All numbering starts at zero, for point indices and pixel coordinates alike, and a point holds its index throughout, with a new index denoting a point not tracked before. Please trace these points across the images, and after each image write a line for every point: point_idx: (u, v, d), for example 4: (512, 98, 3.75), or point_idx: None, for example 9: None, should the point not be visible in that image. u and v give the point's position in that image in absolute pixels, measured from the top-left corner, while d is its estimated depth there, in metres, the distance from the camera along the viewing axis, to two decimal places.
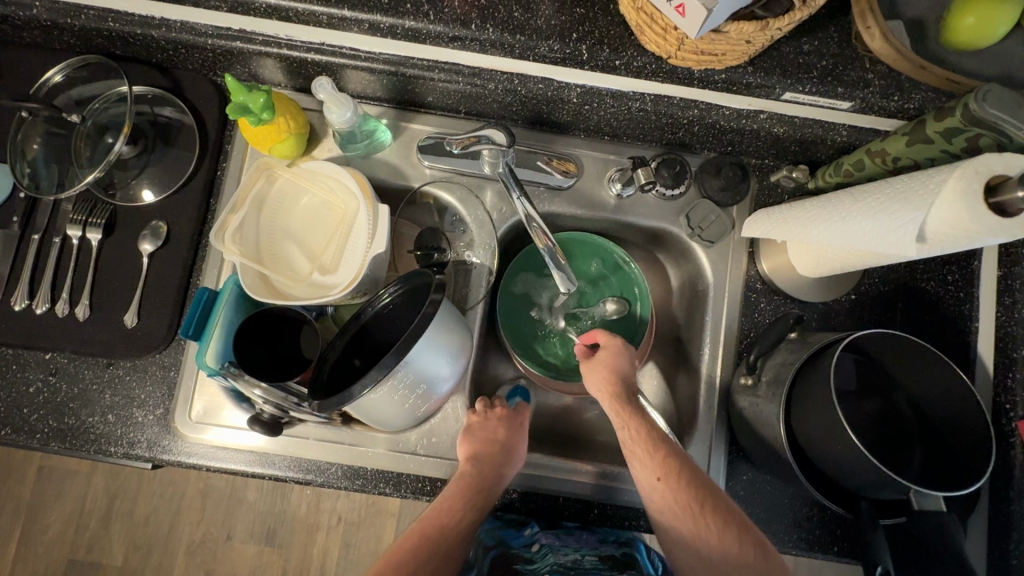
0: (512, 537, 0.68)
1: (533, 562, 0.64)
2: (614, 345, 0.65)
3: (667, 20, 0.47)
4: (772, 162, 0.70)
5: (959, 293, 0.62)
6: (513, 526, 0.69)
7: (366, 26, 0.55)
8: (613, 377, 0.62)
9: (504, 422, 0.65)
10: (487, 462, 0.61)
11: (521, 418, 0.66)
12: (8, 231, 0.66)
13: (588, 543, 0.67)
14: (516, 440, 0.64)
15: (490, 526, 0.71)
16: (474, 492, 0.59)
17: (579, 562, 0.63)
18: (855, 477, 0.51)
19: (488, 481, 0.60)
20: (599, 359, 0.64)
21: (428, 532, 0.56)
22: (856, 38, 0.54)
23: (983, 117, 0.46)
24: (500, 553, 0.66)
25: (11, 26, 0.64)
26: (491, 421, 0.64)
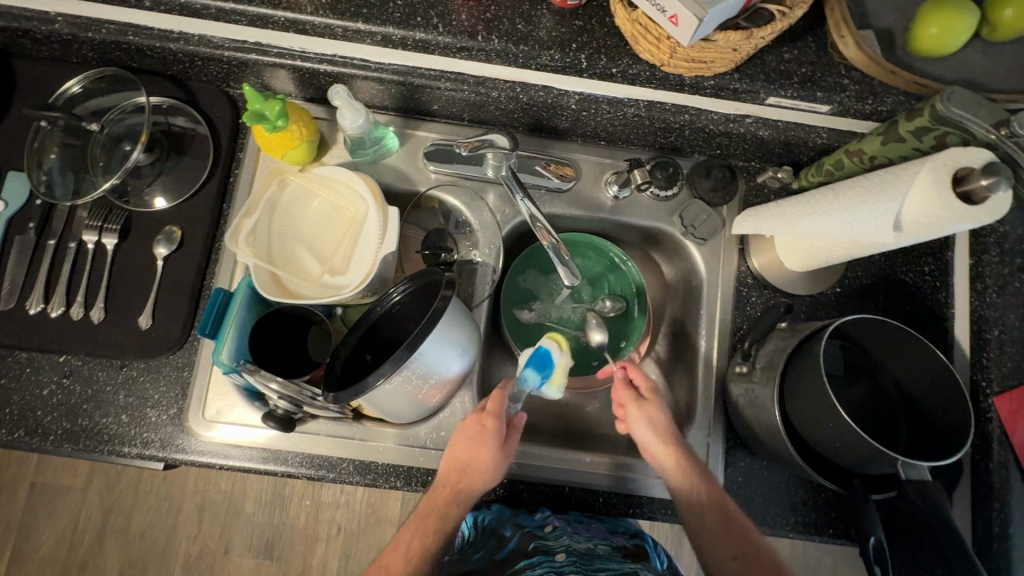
0: (527, 521, 0.68)
1: (549, 542, 0.66)
2: (658, 392, 0.66)
3: (661, 31, 0.51)
4: (758, 164, 0.74)
5: (937, 281, 0.68)
6: (524, 511, 0.69)
7: (379, 38, 0.59)
8: (668, 426, 0.64)
9: (468, 433, 0.62)
10: (448, 485, 0.61)
11: (487, 423, 0.61)
12: (24, 238, 0.68)
13: (600, 533, 0.68)
14: (478, 452, 0.60)
15: (500, 513, 0.70)
16: (430, 518, 0.60)
17: (591, 550, 0.66)
18: (848, 454, 0.55)
19: (441, 506, 0.60)
20: (654, 412, 0.64)
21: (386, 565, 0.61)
22: (831, 47, 0.59)
23: (949, 116, 0.51)
24: (517, 538, 0.67)
25: (31, 40, 0.66)
26: (459, 433, 0.62)
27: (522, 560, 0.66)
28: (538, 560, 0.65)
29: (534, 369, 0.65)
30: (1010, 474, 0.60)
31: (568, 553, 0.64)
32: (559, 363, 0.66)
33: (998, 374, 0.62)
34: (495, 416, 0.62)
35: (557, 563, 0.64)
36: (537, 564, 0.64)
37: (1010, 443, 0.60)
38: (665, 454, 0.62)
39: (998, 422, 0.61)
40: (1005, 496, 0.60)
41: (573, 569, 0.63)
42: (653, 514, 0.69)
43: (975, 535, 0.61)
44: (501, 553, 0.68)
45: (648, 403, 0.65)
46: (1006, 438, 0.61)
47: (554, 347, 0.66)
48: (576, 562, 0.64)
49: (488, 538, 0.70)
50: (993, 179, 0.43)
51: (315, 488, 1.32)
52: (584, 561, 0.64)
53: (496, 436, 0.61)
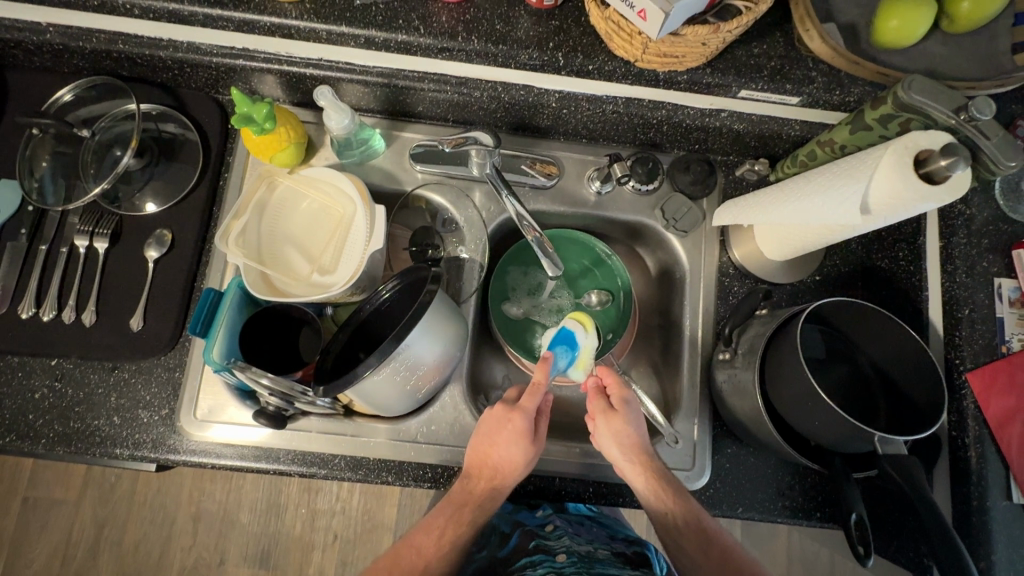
0: (527, 518, 0.75)
1: (549, 541, 0.70)
2: (629, 405, 0.63)
3: (632, 27, 0.53)
4: (736, 158, 0.76)
5: (911, 266, 0.69)
6: (526, 508, 0.76)
7: (362, 41, 0.61)
8: (637, 443, 0.61)
9: (501, 428, 0.61)
10: (482, 477, 0.61)
11: (521, 419, 0.61)
12: (16, 243, 0.69)
13: (600, 540, 0.73)
14: (513, 447, 0.60)
15: (503, 512, 0.76)
16: (464, 510, 0.61)
17: (592, 552, 0.69)
18: (827, 432, 0.56)
19: (478, 500, 0.61)
20: (617, 428, 0.61)
21: (413, 552, 0.62)
22: (798, 42, 0.61)
23: (911, 103, 0.53)
24: (518, 535, 0.73)
25: (23, 51, 0.68)
26: (489, 425, 0.62)
27: (524, 558, 0.69)
28: (539, 558, 0.68)
29: (559, 350, 0.65)
30: (985, 448, 0.62)
31: (568, 553, 0.68)
32: (585, 346, 0.65)
33: (970, 352, 0.64)
34: (529, 411, 0.61)
35: (558, 563, 0.66)
36: (538, 563, 0.67)
37: (984, 417, 0.62)
38: (633, 469, 0.61)
39: (971, 398, 0.63)
40: (982, 470, 0.61)
41: (573, 568, 0.65)
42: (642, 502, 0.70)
43: (956, 510, 0.63)
44: (503, 551, 0.72)
45: (616, 421, 0.61)
46: (981, 414, 0.62)
47: (579, 329, 0.65)
48: (577, 562, 0.66)
49: (489, 535, 0.75)
50: (952, 159, 0.46)
51: (310, 496, 1.32)
52: (584, 559, 0.67)
53: (531, 432, 0.61)
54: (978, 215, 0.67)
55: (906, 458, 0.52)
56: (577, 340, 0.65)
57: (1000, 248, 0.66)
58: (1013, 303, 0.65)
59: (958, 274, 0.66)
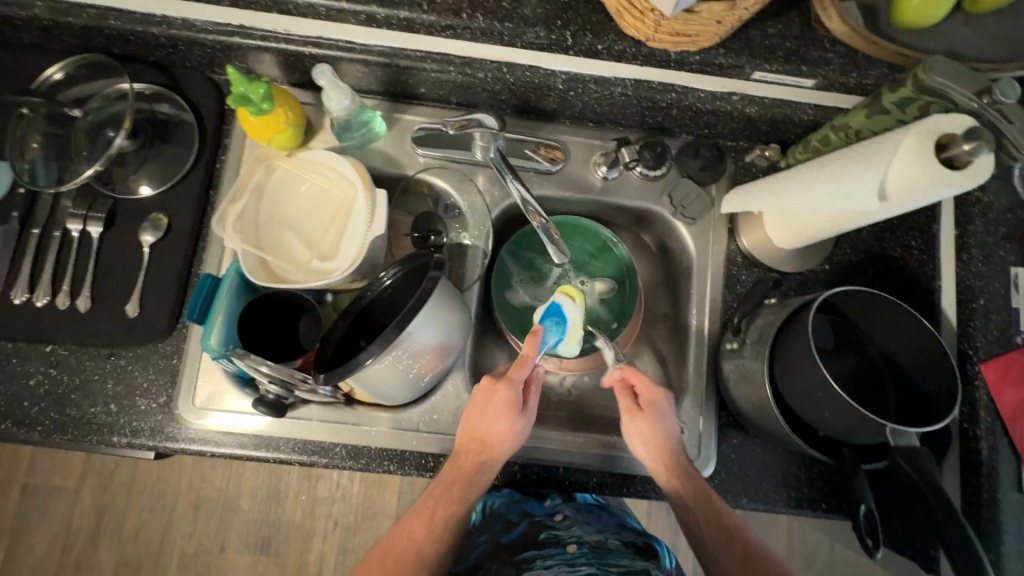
0: (536, 508, 0.73)
1: (558, 532, 0.71)
2: (659, 400, 0.63)
3: (645, 4, 0.51)
4: (746, 143, 0.74)
5: (923, 255, 0.69)
6: (536, 497, 0.74)
7: (364, 18, 0.59)
8: (665, 438, 0.62)
9: (488, 403, 0.61)
10: (471, 455, 0.61)
11: (506, 390, 0.61)
12: (7, 227, 0.67)
13: (610, 528, 0.73)
14: (500, 421, 0.61)
15: (512, 500, 0.74)
16: (454, 489, 0.61)
17: (603, 542, 0.70)
18: (838, 424, 0.55)
19: (468, 477, 0.61)
20: (646, 421, 0.62)
21: (409, 536, 0.61)
22: (815, 22, 0.59)
23: (932, 85, 0.51)
24: (526, 526, 0.72)
25: (11, 27, 0.66)
26: (477, 401, 0.62)
27: (534, 549, 0.69)
28: (551, 551, 0.69)
29: (548, 324, 0.66)
30: (997, 440, 0.61)
31: (578, 544, 0.69)
32: (574, 318, 0.66)
33: (983, 342, 0.63)
34: (517, 383, 0.61)
35: (568, 555, 0.68)
36: (550, 556, 0.68)
37: (997, 409, 0.61)
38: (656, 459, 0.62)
39: (983, 389, 0.62)
40: (993, 463, 0.61)
41: (584, 560, 0.66)
42: (646, 492, 0.69)
43: (965, 501, 0.62)
44: (508, 537, 0.71)
45: (640, 415, 0.62)
46: (994, 406, 0.61)
47: (567, 300, 0.66)
48: (588, 553, 0.68)
49: (493, 521, 0.73)
50: (975, 143, 0.44)
51: (310, 484, 1.31)
52: (595, 551, 0.68)
53: (517, 403, 0.61)
54: (995, 202, 0.65)
55: (918, 450, 0.51)
56: (566, 313, 0.66)
57: (1016, 237, 0.65)
58: None
59: (974, 263, 0.66)
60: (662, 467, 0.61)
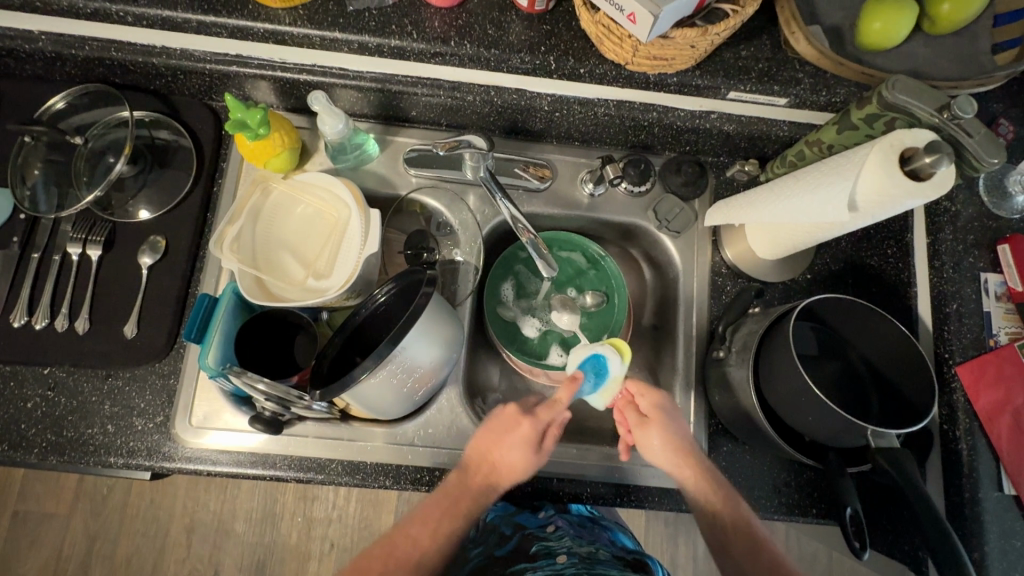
0: (529, 520, 0.75)
1: (550, 542, 0.70)
2: (661, 403, 0.64)
3: (622, 31, 0.54)
4: (726, 159, 0.77)
5: (899, 264, 0.71)
6: (528, 510, 0.77)
7: (356, 46, 0.62)
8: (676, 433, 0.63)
9: (512, 434, 0.61)
10: (478, 478, 0.62)
11: (530, 426, 0.61)
12: (8, 252, 0.69)
13: (604, 541, 0.71)
14: (514, 455, 0.61)
15: (506, 514, 0.76)
16: (457, 505, 0.61)
17: (594, 553, 0.67)
18: (821, 427, 0.57)
19: (475, 495, 0.61)
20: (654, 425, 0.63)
21: (407, 542, 0.60)
22: (785, 44, 0.63)
23: (895, 102, 0.54)
24: (519, 537, 0.72)
25: (15, 59, 0.68)
26: (495, 429, 0.63)
27: (526, 562, 0.67)
28: (541, 562, 0.66)
29: (587, 372, 0.65)
30: (976, 440, 0.63)
31: (569, 555, 0.66)
32: (615, 375, 0.64)
33: (958, 345, 0.65)
34: (543, 421, 0.61)
35: (558, 564, 0.64)
36: (540, 566, 0.65)
37: (974, 411, 0.63)
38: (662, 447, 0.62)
39: (961, 392, 0.64)
40: (973, 463, 0.62)
41: (572, 568, 0.62)
42: (640, 502, 0.70)
43: (948, 502, 0.63)
44: (502, 549, 0.72)
45: (648, 423, 0.63)
46: (972, 407, 0.64)
47: (615, 357, 0.64)
48: (576, 563, 0.64)
49: (488, 534, 0.75)
50: (936, 157, 0.46)
51: (306, 504, 1.30)
52: (583, 559, 0.64)
53: (536, 440, 0.61)
54: (963, 212, 0.68)
55: (899, 451, 0.53)
56: (607, 366, 0.64)
57: (984, 245, 0.68)
58: (1000, 297, 0.67)
59: (945, 269, 0.68)
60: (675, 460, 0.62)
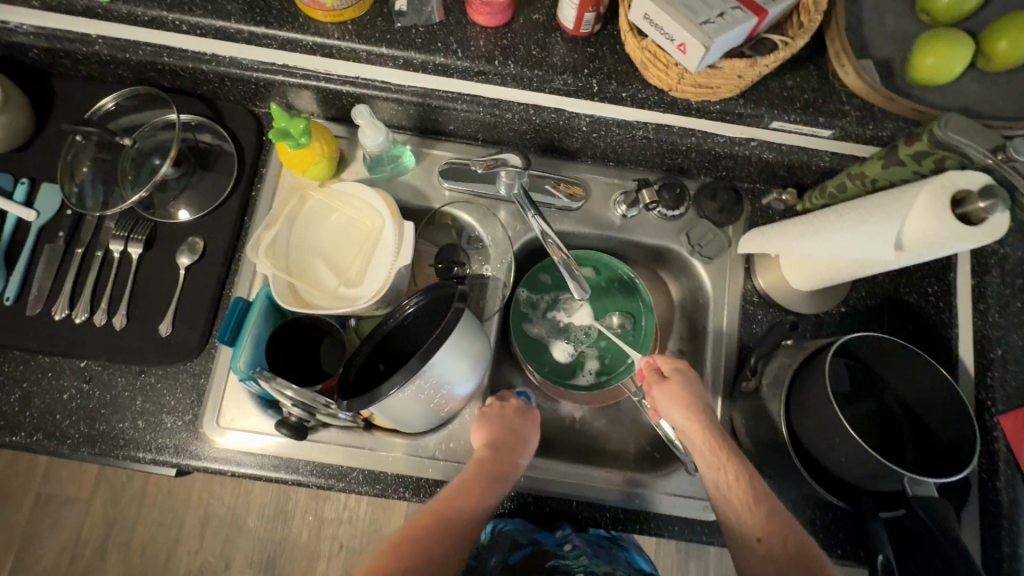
0: (545, 538, 0.70)
1: (567, 562, 0.68)
2: (683, 369, 0.65)
3: (669, 58, 0.54)
4: (763, 186, 0.76)
5: (941, 302, 0.70)
6: (544, 526, 0.71)
7: (401, 62, 0.62)
8: (699, 402, 0.63)
9: (519, 418, 0.67)
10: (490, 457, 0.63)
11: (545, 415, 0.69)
12: (53, 246, 0.71)
13: (612, 554, 0.72)
14: (531, 434, 0.66)
15: (522, 528, 0.71)
16: (483, 480, 0.61)
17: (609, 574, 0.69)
18: (854, 469, 0.55)
19: (497, 471, 0.62)
20: (671, 390, 0.63)
21: (456, 500, 0.59)
22: (832, 75, 0.62)
23: (947, 141, 0.52)
24: (535, 554, 0.69)
25: (71, 61, 0.70)
26: (495, 417, 0.66)
27: None
28: None
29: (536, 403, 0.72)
30: (1016, 492, 0.61)
31: None
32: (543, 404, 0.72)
33: (1002, 394, 0.64)
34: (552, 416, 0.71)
35: None
36: None
37: (1016, 461, 0.62)
38: (700, 435, 0.61)
39: (1004, 441, 0.62)
40: (1013, 515, 0.60)
41: None
42: (661, 531, 0.69)
43: (985, 554, 0.61)
44: (515, 558, 0.70)
45: (669, 383, 0.64)
46: (1014, 458, 0.62)
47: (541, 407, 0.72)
48: None
49: (501, 540, 0.71)
50: (990, 202, 0.46)
51: (318, 504, 1.31)
52: None
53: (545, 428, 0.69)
54: (1011, 254, 0.67)
55: (936, 500, 0.51)
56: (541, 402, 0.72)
57: None
58: None
59: (991, 312, 0.67)
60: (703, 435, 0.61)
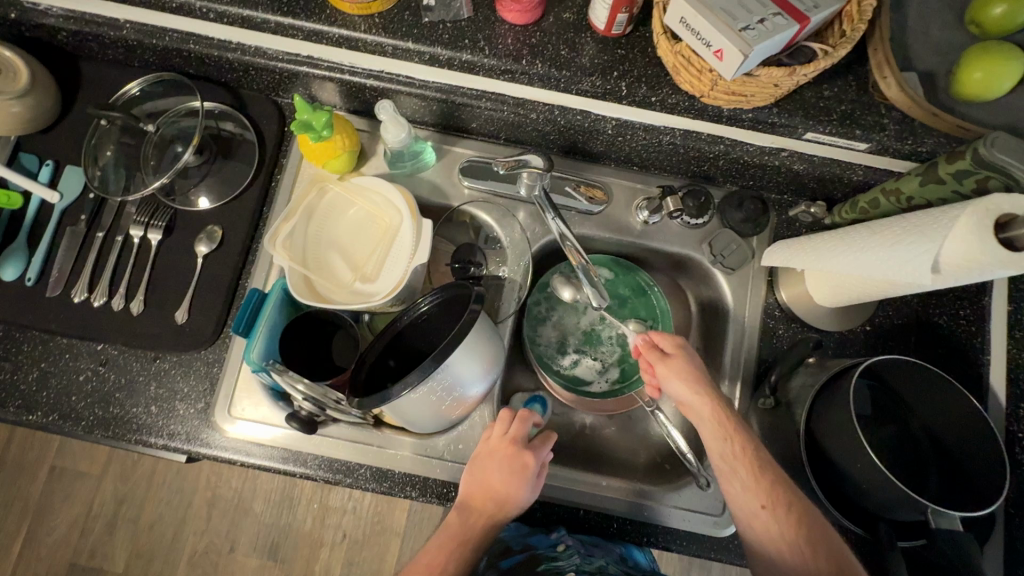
0: (540, 542, 0.68)
1: (559, 563, 0.64)
2: (685, 346, 0.62)
3: (703, 63, 0.52)
4: (791, 197, 0.74)
5: (971, 326, 0.67)
6: (540, 530, 0.69)
7: (426, 58, 0.61)
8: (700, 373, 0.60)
9: (504, 462, 0.61)
10: (466, 514, 0.61)
11: (529, 459, 0.62)
12: (75, 228, 0.71)
13: (611, 554, 0.67)
14: (512, 486, 0.61)
15: (516, 532, 0.70)
16: (455, 539, 0.60)
17: (604, 569, 0.64)
18: (875, 497, 0.54)
19: (469, 529, 0.60)
20: (673, 363, 0.61)
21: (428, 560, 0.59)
22: (872, 87, 0.59)
23: (992, 161, 0.50)
24: (525, 557, 0.67)
25: (99, 44, 0.70)
26: (479, 467, 0.62)
27: None
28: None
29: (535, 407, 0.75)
30: None
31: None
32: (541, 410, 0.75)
33: None
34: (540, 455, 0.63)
35: None
36: None
37: None
38: (705, 408, 0.58)
39: None
40: None
41: None
42: (668, 544, 0.68)
43: None
44: (508, 561, 0.67)
45: (672, 360, 0.61)
46: None
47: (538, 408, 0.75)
48: None
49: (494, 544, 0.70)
50: None
51: (323, 493, 1.32)
52: None
53: (533, 473, 0.61)
54: None
55: (962, 535, 0.49)
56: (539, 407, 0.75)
57: None
58: None
59: None
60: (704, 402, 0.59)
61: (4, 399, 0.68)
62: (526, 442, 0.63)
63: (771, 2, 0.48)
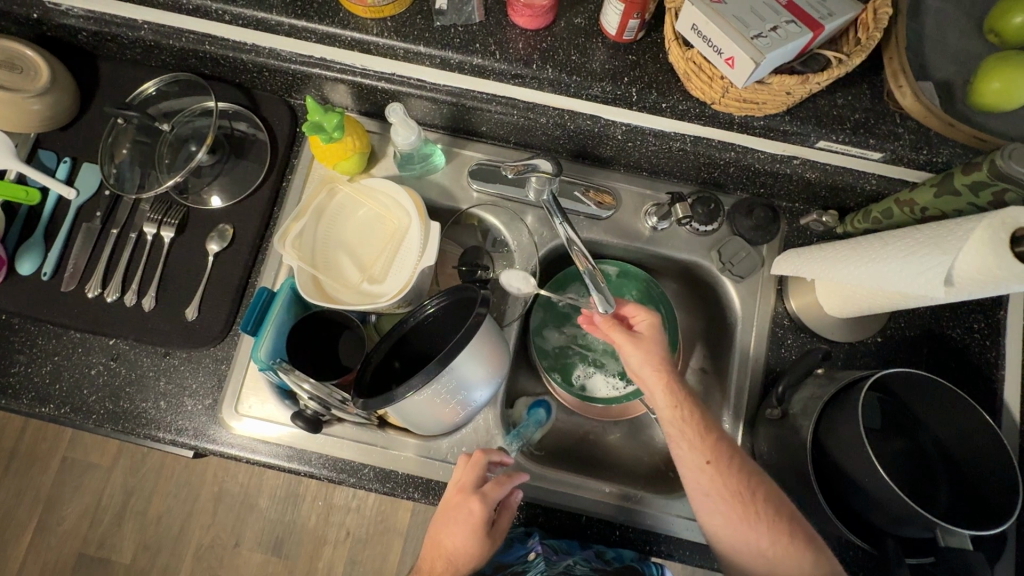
0: (508, 556, 0.66)
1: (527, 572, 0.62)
2: (655, 325, 0.60)
3: (715, 70, 0.52)
4: (802, 206, 0.73)
5: (986, 340, 0.67)
6: (516, 539, 0.68)
7: (438, 61, 0.62)
8: (658, 346, 0.59)
9: (451, 511, 0.57)
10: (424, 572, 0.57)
11: (477, 506, 0.56)
12: (90, 225, 0.72)
13: (583, 554, 0.64)
14: (460, 538, 0.56)
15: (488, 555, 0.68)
16: None
17: (571, 567, 0.62)
18: (883, 512, 0.53)
19: None
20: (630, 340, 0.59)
21: None
22: (887, 95, 0.58)
23: (1008, 173, 0.49)
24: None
25: (117, 44, 0.72)
26: (434, 521, 0.59)
27: None
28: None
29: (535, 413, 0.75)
30: None
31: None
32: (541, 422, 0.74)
33: None
34: (490, 501, 0.57)
35: None
36: None
37: None
38: (654, 377, 0.57)
39: None
40: None
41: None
42: (671, 552, 0.68)
43: None
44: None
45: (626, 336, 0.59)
46: None
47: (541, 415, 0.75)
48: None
49: None
50: None
51: (328, 490, 1.33)
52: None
53: (482, 524, 0.56)
54: None
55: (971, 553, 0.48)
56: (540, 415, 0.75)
57: None
58: None
59: None
60: (655, 372, 0.58)
61: (18, 391, 0.69)
62: (479, 485, 0.58)
63: (784, 10, 0.48)
